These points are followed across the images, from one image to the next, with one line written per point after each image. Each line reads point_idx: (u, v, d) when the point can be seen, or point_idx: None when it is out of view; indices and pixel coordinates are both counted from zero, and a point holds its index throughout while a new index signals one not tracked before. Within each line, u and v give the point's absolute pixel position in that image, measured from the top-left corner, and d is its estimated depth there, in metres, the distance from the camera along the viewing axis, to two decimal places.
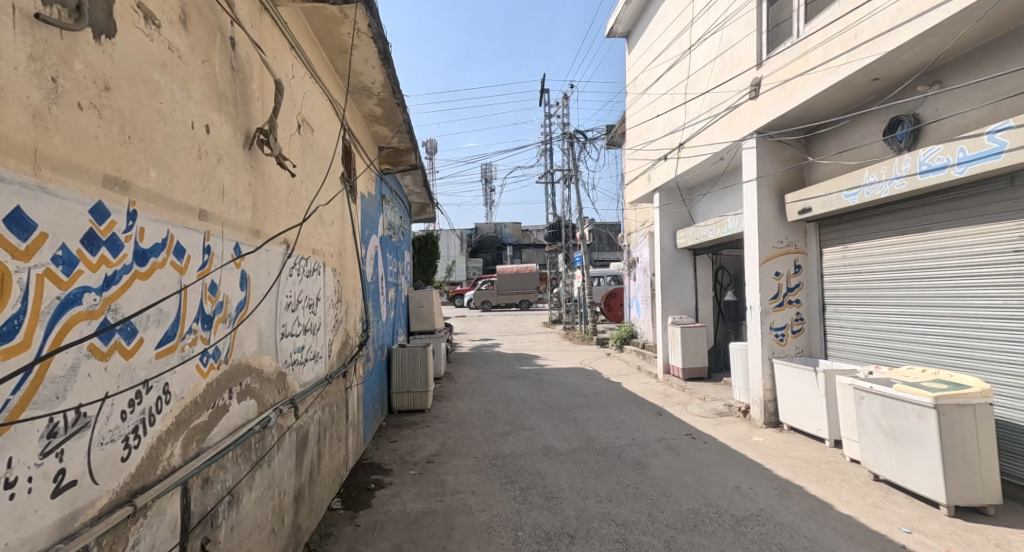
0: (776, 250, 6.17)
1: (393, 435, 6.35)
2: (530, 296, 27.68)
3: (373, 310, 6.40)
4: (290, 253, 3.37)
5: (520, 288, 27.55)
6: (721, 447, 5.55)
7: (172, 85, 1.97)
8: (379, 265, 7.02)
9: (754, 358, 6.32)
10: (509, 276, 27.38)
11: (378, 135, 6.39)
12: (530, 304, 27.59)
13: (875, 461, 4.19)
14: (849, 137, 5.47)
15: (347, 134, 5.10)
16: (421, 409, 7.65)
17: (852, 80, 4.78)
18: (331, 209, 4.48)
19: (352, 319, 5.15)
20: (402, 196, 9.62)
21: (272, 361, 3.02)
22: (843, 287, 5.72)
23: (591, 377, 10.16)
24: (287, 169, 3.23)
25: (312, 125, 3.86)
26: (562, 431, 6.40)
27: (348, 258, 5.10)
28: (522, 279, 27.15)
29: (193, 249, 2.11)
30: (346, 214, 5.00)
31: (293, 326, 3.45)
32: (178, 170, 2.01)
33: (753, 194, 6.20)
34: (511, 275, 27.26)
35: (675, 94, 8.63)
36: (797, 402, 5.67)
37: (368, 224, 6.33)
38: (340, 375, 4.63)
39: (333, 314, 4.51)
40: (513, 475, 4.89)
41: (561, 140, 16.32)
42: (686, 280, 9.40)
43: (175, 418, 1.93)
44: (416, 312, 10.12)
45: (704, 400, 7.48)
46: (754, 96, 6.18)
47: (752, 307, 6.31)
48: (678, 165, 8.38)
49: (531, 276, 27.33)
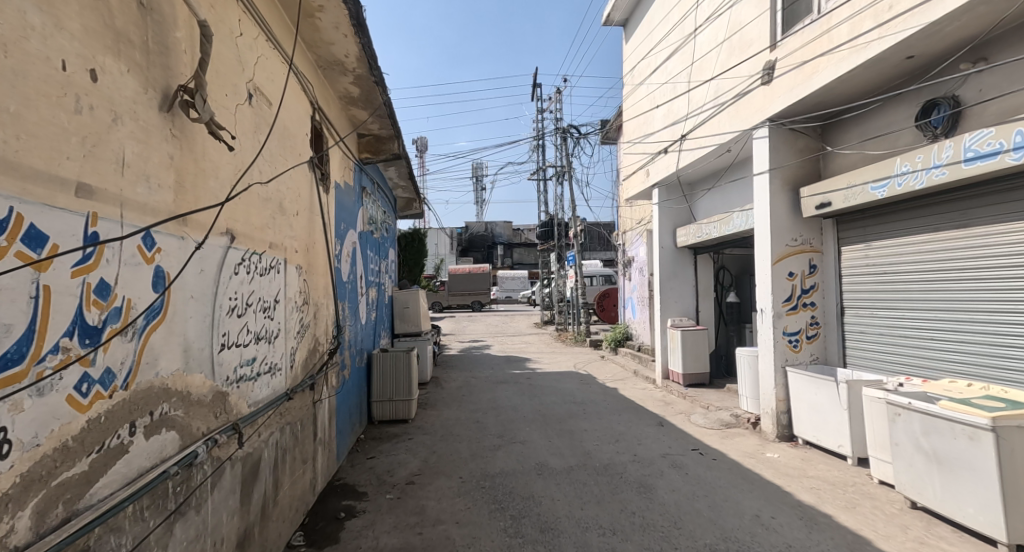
0: (790, 248, 5.70)
1: (370, 450, 5.78)
2: (481, 296, 27.37)
3: (348, 311, 5.81)
4: (234, 246, 2.80)
5: (471, 288, 27.26)
6: (733, 464, 5.03)
7: (21, 5, 1.42)
8: (358, 263, 6.46)
9: (764, 365, 5.85)
10: (461, 276, 27.03)
11: (356, 118, 5.83)
12: (484, 304, 27.40)
13: (913, 487, 3.71)
14: (872, 124, 4.98)
15: (317, 114, 4.54)
16: (404, 419, 7.07)
17: (883, 58, 4.29)
18: (296, 197, 3.90)
19: (322, 323, 4.58)
20: (386, 190, 9.03)
21: (206, 380, 2.44)
22: (864, 290, 5.24)
23: (586, 381, 9.65)
24: (227, 143, 2.64)
25: (269, 97, 3.30)
26: (557, 444, 5.87)
27: (318, 253, 4.52)
28: (476, 280, 26.98)
29: (63, 234, 1.53)
30: (315, 204, 4.43)
31: (239, 334, 2.87)
32: (31, 125, 1.45)
33: (765, 188, 5.72)
34: (461, 275, 26.98)
35: (678, 83, 8.13)
36: (815, 415, 5.18)
37: (345, 217, 5.76)
38: (306, 387, 4.05)
39: (297, 318, 3.93)
40: (504, 499, 4.36)
41: (552, 135, 15.82)
42: (686, 280, 8.91)
43: (18, 477, 1.38)
44: (400, 313, 9.53)
45: (708, 409, 6.98)
46: (767, 81, 5.70)
47: (764, 310, 5.84)
48: (680, 158, 7.89)
49: (485, 276, 27.12)
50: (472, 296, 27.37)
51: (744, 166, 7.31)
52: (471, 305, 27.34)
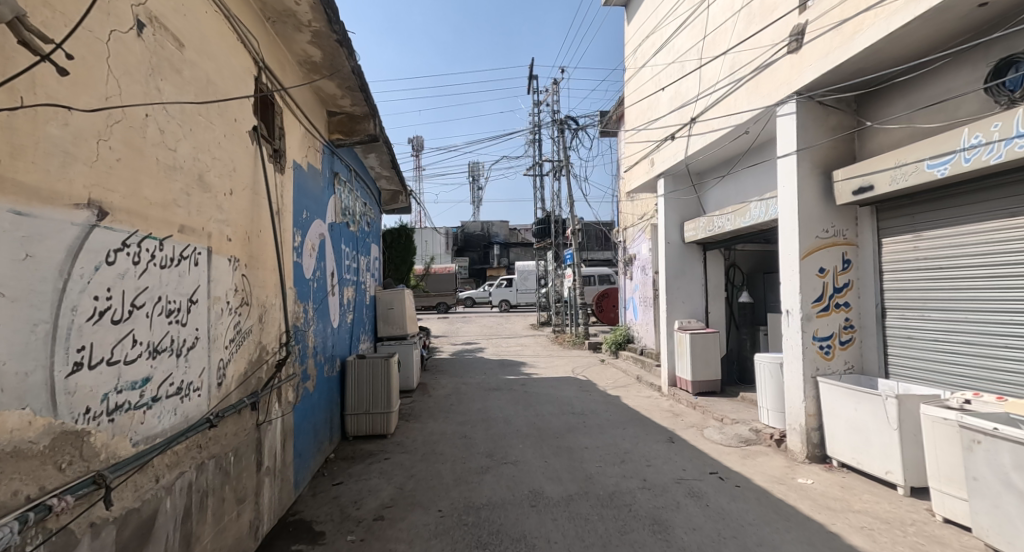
0: (820, 241, 4.99)
1: (337, 474, 5.00)
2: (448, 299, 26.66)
3: (311, 313, 5.01)
4: (111, 225, 2.01)
5: (442, 291, 26.95)
6: (762, 493, 4.28)
7: None
8: (327, 258, 5.67)
9: (791, 374, 5.14)
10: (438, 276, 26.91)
11: (324, 89, 5.09)
12: (450, 308, 26.67)
13: (1000, 534, 2.99)
14: (925, 92, 4.28)
15: (266, 75, 3.78)
16: (382, 434, 6.30)
17: (947, 8, 3.58)
18: (229, 171, 3.13)
19: (270, 327, 3.76)
20: (367, 179, 8.27)
21: (34, 421, 1.65)
22: (913, 288, 4.50)
23: (585, 388, 8.89)
24: (74, 72, 1.87)
25: (178, 36, 2.54)
26: (554, 465, 5.12)
27: (266, 242, 3.73)
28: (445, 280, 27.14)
29: None
30: (260, 184, 3.64)
31: (118, 348, 2.05)
32: None
33: (792, 172, 5.01)
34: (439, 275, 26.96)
35: (687, 62, 7.38)
36: (855, 434, 4.45)
37: (308, 203, 4.98)
38: (244, 408, 3.24)
39: (229, 322, 3.12)
40: (490, 542, 3.60)
41: (550, 127, 15.09)
42: (695, 279, 8.17)
43: None
44: (385, 315, 8.78)
45: (724, 422, 6.22)
46: (796, 48, 4.99)
47: (790, 311, 5.13)
48: (689, 145, 7.17)
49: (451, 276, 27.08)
50: (437, 298, 26.64)
51: (761, 151, 6.58)
52: (439, 308, 26.72)
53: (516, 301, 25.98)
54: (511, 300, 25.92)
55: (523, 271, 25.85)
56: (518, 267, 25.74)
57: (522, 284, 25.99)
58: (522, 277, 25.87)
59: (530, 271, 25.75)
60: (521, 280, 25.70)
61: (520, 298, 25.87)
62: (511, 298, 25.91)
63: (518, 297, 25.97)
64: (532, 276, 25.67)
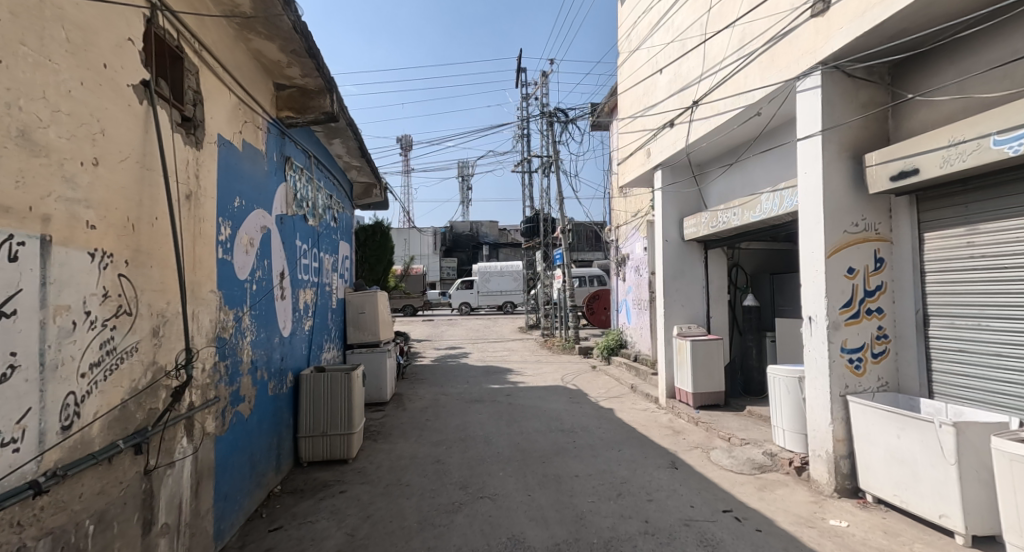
0: (849, 236, 4.24)
1: (279, 514, 4.16)
2: (417, 300, 25.33)
3: (247, 321, 4.16)
4: None
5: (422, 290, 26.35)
6: (790, 540, 3.51)
7: None
8: (273, 255, 4.82)
9: (814, 392, 4.39)
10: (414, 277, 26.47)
11: (263, 53, 4.26)
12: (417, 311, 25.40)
13: None
14: (982, 55, 3.62)
15: (167, 22, 2.96)
16: (341, 460, 5.45)
17: None
18: (96, 135, 2.31)
19: (173, 342, 2.91)
20: (334, 169, 7.41)
21: None
22: (966, 290, 3.77)
23: (576, 400, 8.09)
24: None
25: None
26: (538, 499, 4.34)
27: (168, 233, 2.89)
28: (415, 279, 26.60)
29: None
30: (157, 158, 2.80)
31: None
32: None
33: (816, 156, 4.26)
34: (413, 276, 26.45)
35: (688, 39, 6.64)
36: (897, 468, 3.71)
37: (243, 188, 4.14)
38: (119, 454, 2.41)
39: (92, 341, 2.27)
40: None
41: (540, 121, 14.35)
42: (695, 281, 7.43)
43: None
44: (355, 320, 7.97)
45: (733, 444, 5.45)
46: (821, 10, 4.25)
47: (813, 318, 4.38)
48: (691, 131, 6.43)
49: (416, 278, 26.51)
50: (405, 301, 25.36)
51: (774, 138, 5.84)
52: (405, 309, 25.17)
53: (478, 302, 25.05)
54: (473, 302, 24.96)
55: (485, 271, 24.97)
56: (478, 267, 24.95)
57: (486, 284, 25.07)
58: (485, 278, 24.96)
59: (490, 271, 24.81)
60: (484, 280, 24.73)
61: (482, 299, 24.84)
62: (472, 299, 24.89)
63: (479, 298, 25.04)
64: (494, 277, 24.80)
